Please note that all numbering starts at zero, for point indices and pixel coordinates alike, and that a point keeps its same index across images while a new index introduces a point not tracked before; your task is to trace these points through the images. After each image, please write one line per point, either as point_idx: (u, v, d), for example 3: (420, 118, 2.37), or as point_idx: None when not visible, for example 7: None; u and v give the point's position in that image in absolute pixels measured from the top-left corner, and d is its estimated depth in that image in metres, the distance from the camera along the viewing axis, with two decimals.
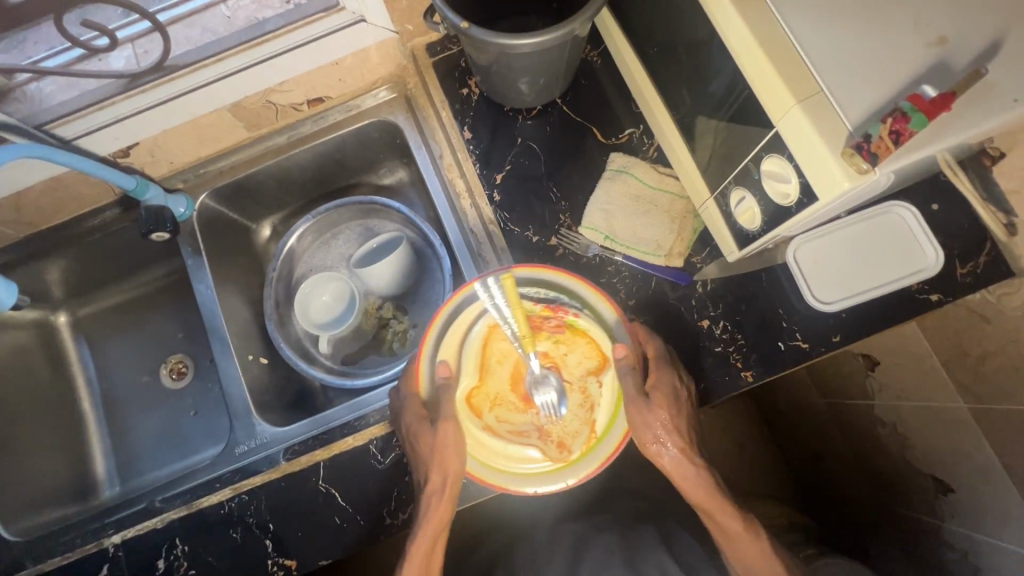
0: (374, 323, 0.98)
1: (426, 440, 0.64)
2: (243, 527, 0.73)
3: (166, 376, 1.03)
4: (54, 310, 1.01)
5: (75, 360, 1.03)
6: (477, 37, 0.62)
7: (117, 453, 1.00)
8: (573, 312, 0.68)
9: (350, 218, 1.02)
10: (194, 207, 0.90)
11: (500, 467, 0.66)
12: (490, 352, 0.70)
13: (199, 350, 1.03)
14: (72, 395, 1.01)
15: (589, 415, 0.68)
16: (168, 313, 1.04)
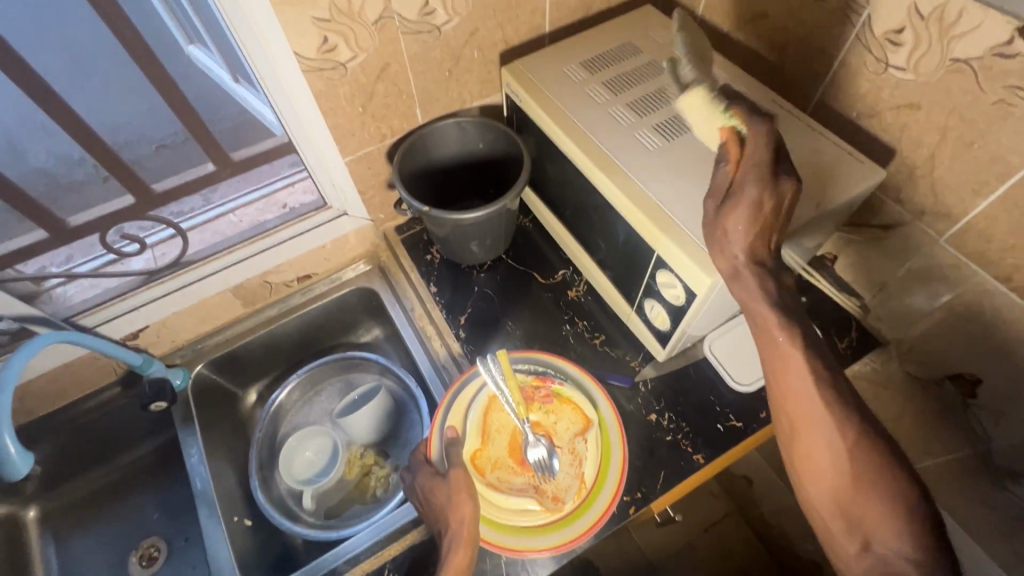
0: (357, 471, 1.03)
1: (442, 489, 0.70)
2: None
3: (137, 563, 0.99)
4: (25, 503, 0.99)
5: (39, 558, 0.98)
6: (436, 215, 0.84)
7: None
8: (558, 381, 0.80)
9: (332, 374, 1.13)
10: (189, 378, 0.99)
11: (500, 522, 0.71)
12: (491, 419, 0.79)
13: (176, 528, 1.02)
14: None
15: (579, 471, 0.75)
16: (147, 492, 1.05)
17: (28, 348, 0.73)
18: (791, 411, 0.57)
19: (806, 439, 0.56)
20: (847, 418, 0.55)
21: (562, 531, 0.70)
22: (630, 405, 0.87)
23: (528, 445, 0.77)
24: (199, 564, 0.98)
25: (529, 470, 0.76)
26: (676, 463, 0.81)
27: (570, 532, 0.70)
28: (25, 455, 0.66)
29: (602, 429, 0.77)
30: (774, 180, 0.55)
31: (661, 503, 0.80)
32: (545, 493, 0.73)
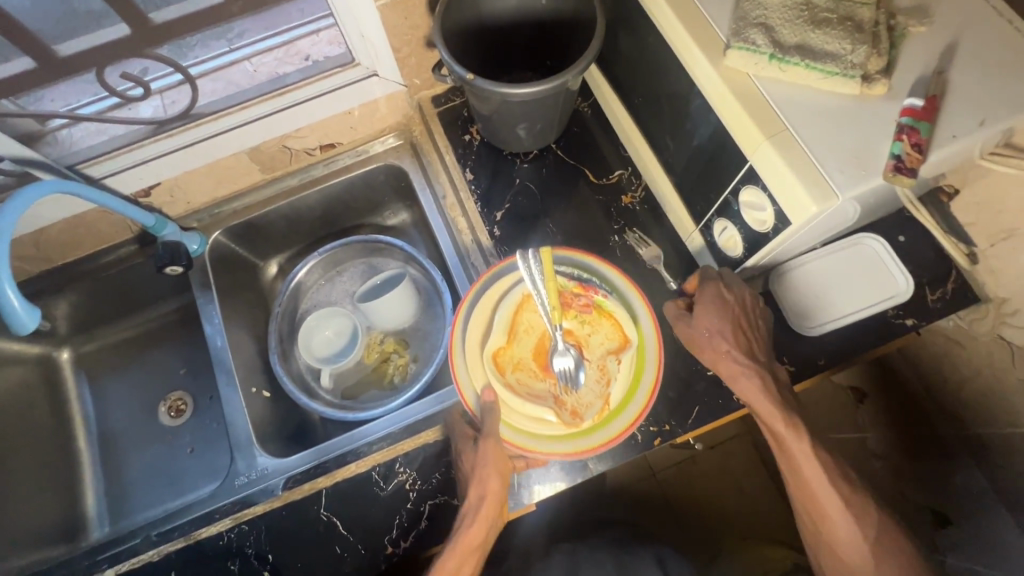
0: (376, 357, 1.01)
1: (468, 455, 0.68)
2: (241, 559, 0.72)
3: (164, 412, 1.03)
4: (57, 346, 1.01)
5: (74, 396, 1.03)
6: (481, 86, 0.69)
7: (111, 493, 0.98)
8: (602, 293, 0.71)
9: (355, 256, 1.06)
10: (207, 244, 0.94)
11: (512, 424, 0.68)
12: (521, 318, 0.72)
13: (200, 386, 1.04)
14: (69, 433, 1.00)
15: (605, 389, 0.69)
16: (171, 349, 1.06)
17: (30, 190, 0.66)
18: (809, 489, 0.64)
19: (832, 527, 0.64)
20: (860, 511, 0.63)
21: (574, 445, 0.67)
22: (673, 332, 0.78)
23: (554, 352, 0.70)
24: (221, 423, 1.01)
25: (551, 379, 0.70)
26: (713, 400, 0.74)
27: (582, 447, 0.67)
28: (31, 311, 0.63)
29: (639, 352, 0.70)
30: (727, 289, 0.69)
31: (690, 437, 0.75)
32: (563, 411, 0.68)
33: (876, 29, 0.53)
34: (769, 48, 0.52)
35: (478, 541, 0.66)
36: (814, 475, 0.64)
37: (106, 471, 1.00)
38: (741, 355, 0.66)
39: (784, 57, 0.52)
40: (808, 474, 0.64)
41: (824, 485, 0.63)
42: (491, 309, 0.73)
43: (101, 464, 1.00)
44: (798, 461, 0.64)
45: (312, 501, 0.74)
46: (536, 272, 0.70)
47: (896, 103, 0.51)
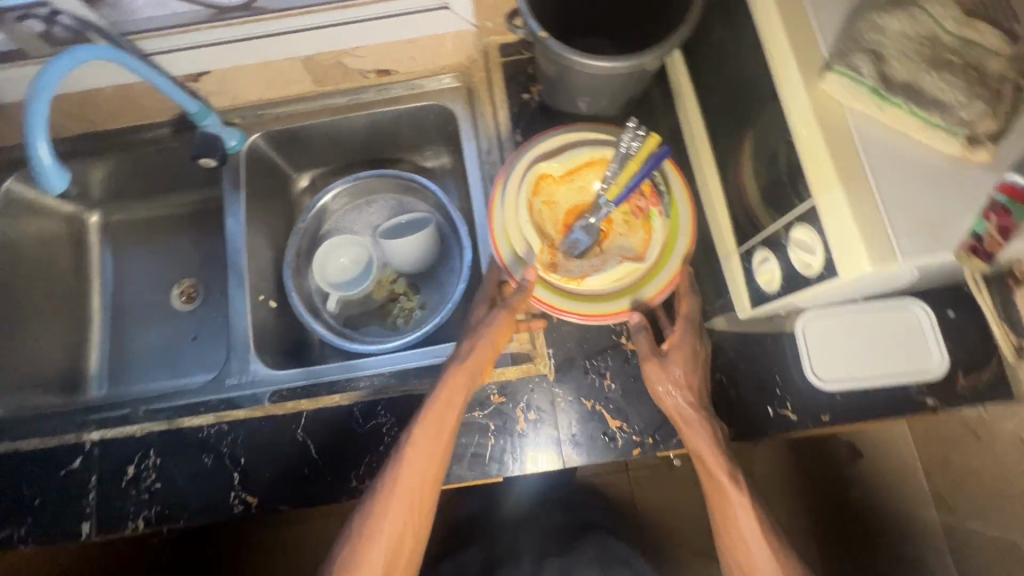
0: (384, 294, 1.01)
1: (479, 316, 0.74)
2: (216, 454, 0.74)
3: (175, 297, 1.05)
4: (85, 209, 1.04)
5: (95, 259, 1.06)
6: (552, 48, 0.64)
7: (113, 361, 1.02)
8: (661, 208, 0.71)
9: (385, 190, 1.05)
10: (245, 143, 0.93)
11: (506, 232, 0.72)
12: (586, 173, 0.73)
13: (212, 280, 1.06)
14: (84, 292, 1.04)
15: (591, 273, 0.71)
16: (192, 238, 1.07)
17: (76, 52, 0.64)
18: (745, 548, 0.66)
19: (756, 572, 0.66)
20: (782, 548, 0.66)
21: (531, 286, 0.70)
22: None
23: (582, 216, 0.72)
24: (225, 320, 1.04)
25: (563, 232, 0.73)
26: None
27: (535, 292, 0.70)
28: (62, 169, 0.63)
29: (648, 273, 0.71)
30: (697, 335, 0.72)
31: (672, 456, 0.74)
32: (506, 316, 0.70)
33: (999, 85, 0.46)
34: (873, 81, 0.46)
35: (451, 417, 0.68)
36: (739, 505, 0.67)
37: (112, 338, 1.04)
38: (683, 408, 0.68)
39: (887, 94, 0.46)
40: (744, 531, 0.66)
41: (760, 552, 0.65)
42: (572, 146, 0.75)
43: (109, 331, 1.04)
44: (729, 502, 0.67)
45: (291, 419, 0.75)
46: (632, 145, 0.70)
47: (995, 175, 0.46)
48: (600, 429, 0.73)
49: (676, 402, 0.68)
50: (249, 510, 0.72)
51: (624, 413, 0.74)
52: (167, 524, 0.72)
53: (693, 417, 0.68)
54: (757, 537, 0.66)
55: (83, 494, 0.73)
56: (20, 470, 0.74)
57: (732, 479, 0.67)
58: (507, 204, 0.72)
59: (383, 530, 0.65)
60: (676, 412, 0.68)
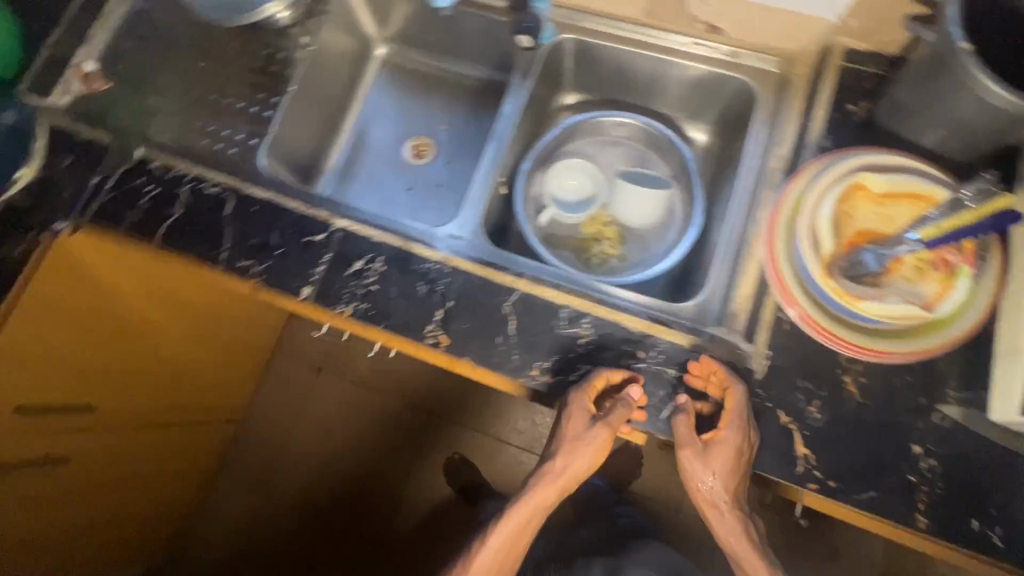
0: (592, 231, 1.03)
1: (577, 426, 0.72)
2: (430, 287, 0.79)
3: (413, 145, 1.16)
4: (378, 37, 1.16)
5: (366, 84, 1.17)
6: (964, 61, 0.63)
7: (344, 170, 1.12)
8: (968, 271, 0.69)
9: (636, 141, 1.06)
10: (552, 39, 0.96)
11: (794, 217, 0.76)
12: (905, 204, 0.72)
13: (449, 148, 1.16)
14: (349, 106, 1.15)
15: (860, 295, 0.70)
16: (450, 105, 1.18)
17: None
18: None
19: None
20: None
21: (790, 273, 0.75)
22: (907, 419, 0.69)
23: (881, 240, 0.71)
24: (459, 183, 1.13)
25: (848, 246, 0.73)
26: (897, 503, 0.67)
27: (790, 281, 0.74)
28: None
29: (916, 326, 0.70)
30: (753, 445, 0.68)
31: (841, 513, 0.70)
32: (597, 428, 0.70)
33: None
34: None
35: (547, 499, 0.76)
36: None
37: (350, 150, 1.14)
38: (710, 499, 0.70)
39: None
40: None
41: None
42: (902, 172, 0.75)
43: (350, 144, 1.14)
44: None
45: (503, 291, 0.78)
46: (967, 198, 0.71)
47: None
48: (784, 450, 0.70)
49: (705, 493, 0.70)
50: (437, 348, 0.76)
51: (818, 449, 0.69)
52: (367, 322, 0.78)
53: (728, 518, 0.71)
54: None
55: (313, 264, 0.81)
56: (274, 219, 0.83)
57: (766, 568, 0.70)
58: (811, 195, 0.76)
59: (480, 563, 0.75)
60: (703, 500, 0.70)
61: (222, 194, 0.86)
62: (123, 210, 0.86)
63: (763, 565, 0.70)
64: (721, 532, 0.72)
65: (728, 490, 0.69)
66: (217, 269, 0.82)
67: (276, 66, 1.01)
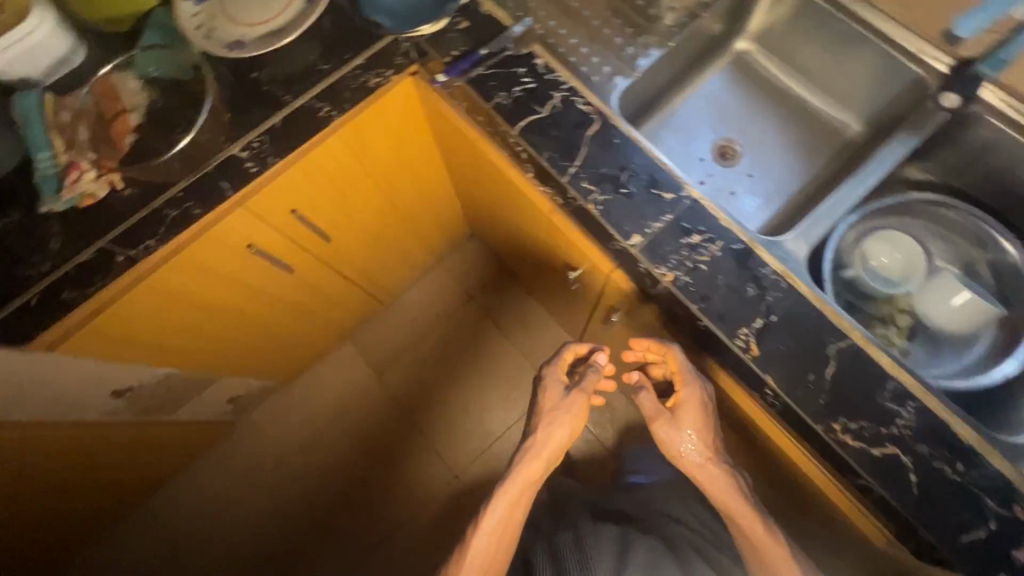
0: (884, 311, 0.96)
1: (552, 396, 0.97)
2: (760, 293, 0.76)
3: (730, 141, 1.14)
4: (748, 34, 1.12)
5: (712, 69, 1.15)
6: None
7: (654, 137, 1.12)
8: None
9: (968, 246, 0.98)
10: (965, 112, 0.90)
11: None
12: None
13: (764, 161, 1.12)
14: (688, 81, 1.14)
15: None
16: (779, 124, 1.14)
17: None
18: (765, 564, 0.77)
19: None
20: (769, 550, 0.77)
21: None
22: None
23: None
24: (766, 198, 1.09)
25: None
26: None
27: None
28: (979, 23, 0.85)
29: None
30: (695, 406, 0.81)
31: None
32: (576, 396, 0.96)
33: None
34: None
35: (535, 472, 0.91)
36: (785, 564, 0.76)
37: (666, 123, 1.13)
38: (694, 456, 0.83)
39: None
40: (773, 560, 0.76)
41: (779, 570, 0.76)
42: None
43: (668, 117, 1.13)
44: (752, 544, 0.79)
45: (834, 332, 0.74)
46: None
47: None
48: None
49: (686, 449, 0.84)
50: (744, 353, 0.74)
51: None
52: (684, 295, 0.77)
53: (660, 425, 0.85)
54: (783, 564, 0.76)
55: (653, 217, 0.80)
56: (633, 160, 0.83)
57: (765, 530, 0.78)
58: None
59: (499, 513, 0.87)
60: (682, 455, 0.84)
61: (593, 116, 0.86)
62: (498, 90, 0.88)
63: (709, 461, 0.82)
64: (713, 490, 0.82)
65: (695, 424, 0.83)
66: (564, 181, 0.83)
67: (659, 24, 1.04)
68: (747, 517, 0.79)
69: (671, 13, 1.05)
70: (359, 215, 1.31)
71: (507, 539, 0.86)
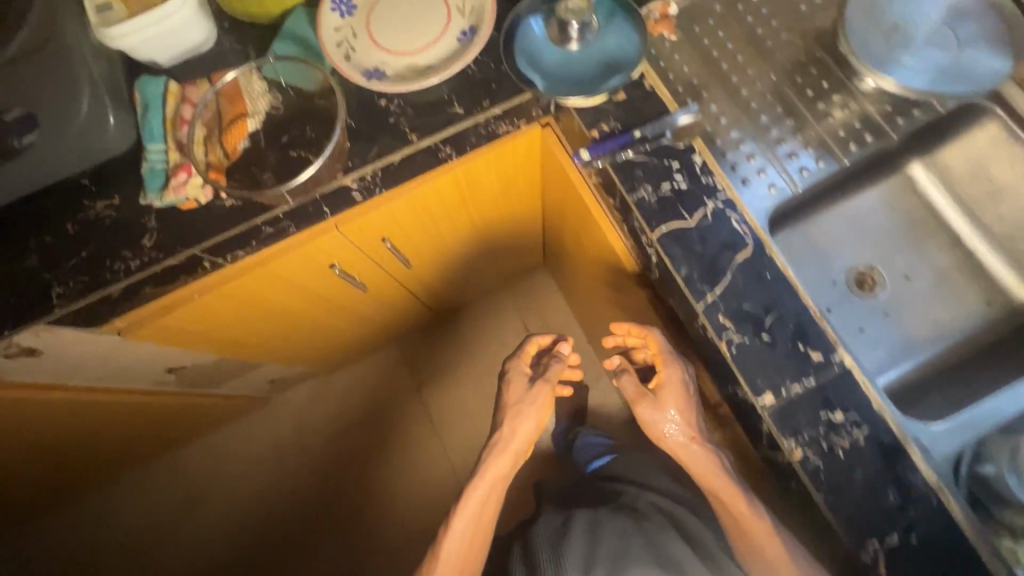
0: None
1: (516, 387, 0.95)
2: (901, 504, 0.65)
3: (882, 269, 1.00)
4: (929, 157, 0.97)
5: (875, 185, 1.01)
6: None
7: (791, 246, 1.00)
8: None
9: None
10: None
11: None
12: None
13: (913, 302, 0.98)
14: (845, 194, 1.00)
15: None
16: (938, 265, 0.99)
17: None
18: (758, 548, 0.72)
19: None
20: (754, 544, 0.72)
21: None
22: None
23: None
24: (914, 346, 0.95)
25: None
26: None
27: None
28: None
29: None
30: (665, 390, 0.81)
31: None
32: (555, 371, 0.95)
33: None
34: None
35: (502, 467, 0.90)
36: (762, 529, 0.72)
37: (808, 232, 1.00)
38: (674, 431, 0.80)
39: None
40: (758, 539, 0.72)
41: (772, 554, 0.71)
42: None
43: (812, 225, 1.00)
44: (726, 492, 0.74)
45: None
46: None
47: None
48: None
49: (662, 423, 0.81)
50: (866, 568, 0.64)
51: None
52: (810, 480, 0.67)
53: (643, 404, 0.82)
54: (769, 539, 0.71)
55: (793, 377, 0.70)
56: (783, 302, 0.72)
57: (750, 505, 0.73)
58: None
59: (475, 503, 0.87)
60: (663, 437, 0.81)
61: (746, 239, 0.75)
62: (643, 180, 0.78)
63: (690, 433, 0.80)
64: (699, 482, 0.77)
65: (677, 412, 0.80)
66: (698, 309, 0.73)
67: (829, 120, 0.88)
68: (729, 493, 0.74)
69: (844, 108, 0.89)
70: (453, 248, 1.26)
71: (482, 541, 0.86)
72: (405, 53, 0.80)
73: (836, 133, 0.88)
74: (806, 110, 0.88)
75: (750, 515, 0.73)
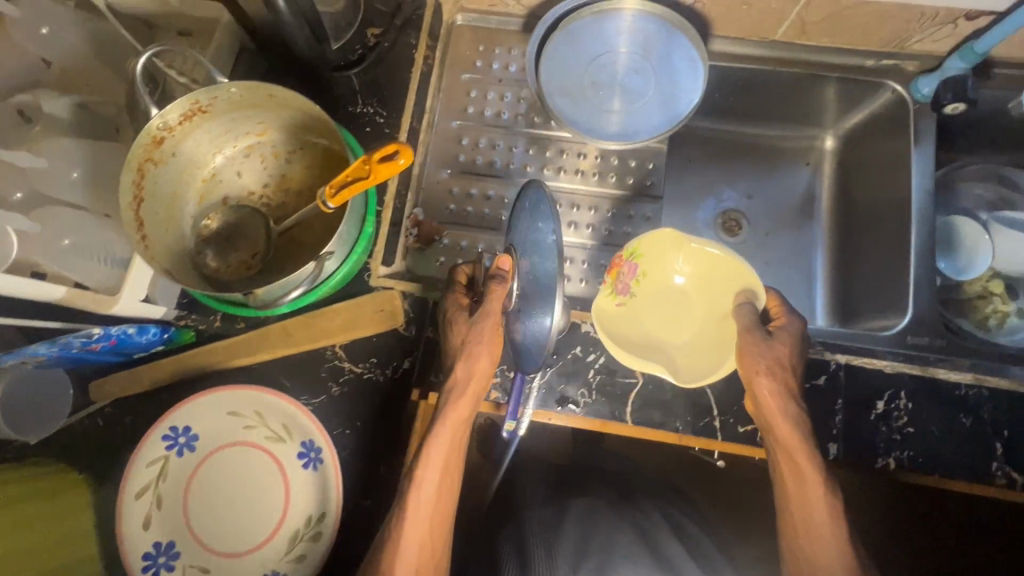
0: (977, 290, 0.94)
1: (458, 327, 0.66)
2: (977, 417, 0.69)
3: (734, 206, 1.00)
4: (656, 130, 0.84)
5: (651, 173, 0.88)
6: None
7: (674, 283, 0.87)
8: None
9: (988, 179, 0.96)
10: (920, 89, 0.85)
11: None
12: None
13: (773, 209, 1.00)
14: (644, 205, 0.87)
15: None
16: (747, 171, 1.01)
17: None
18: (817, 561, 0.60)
19: (815, 510, 0.61)
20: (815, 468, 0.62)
21: None
22: None
23: None
24: (811, 237, 0.99)
25: None
26: None
27: None
28: None
29: None
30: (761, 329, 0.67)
31: None
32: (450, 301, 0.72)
33: None
34: None
35: (455, 461, 0.65)
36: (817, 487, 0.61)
37: None
38: (774, 390, 0.64)
39: None
40: (807, 480, 0.62)
41: (828, 555, 0.60)
42: None
43: None
44: (787, 444, 0.63)
45: None
46: None
47: None
48: None
49: (771, 391, 0.64)
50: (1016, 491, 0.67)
51: None
52: (920, 473, 0.68)
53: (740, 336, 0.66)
54: (836, 548, 0.60)
55: (828, 413, 0.70)
56: None
57: (810, 462, 0.62)
58: None
59: (412, 530, 0.61)
60: (768, 396, 0.63)
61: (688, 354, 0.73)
62: (573, 389, 0.73)
63: (778, 365, 0.64)
64: (784, 473, 0.63)
65: (784, 367, 0.65)
66: (722, 441, 0.71)
67: (612, 177, 0.87)
68: (819, 505, 0.61)
69: (609, 158, 0.88)
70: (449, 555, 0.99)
71: None
72: (265, 541, 0.64)
73: (615, 181, 0.87)
74: (581, 184, 0.87)
75: (805, 460, 0.62)
